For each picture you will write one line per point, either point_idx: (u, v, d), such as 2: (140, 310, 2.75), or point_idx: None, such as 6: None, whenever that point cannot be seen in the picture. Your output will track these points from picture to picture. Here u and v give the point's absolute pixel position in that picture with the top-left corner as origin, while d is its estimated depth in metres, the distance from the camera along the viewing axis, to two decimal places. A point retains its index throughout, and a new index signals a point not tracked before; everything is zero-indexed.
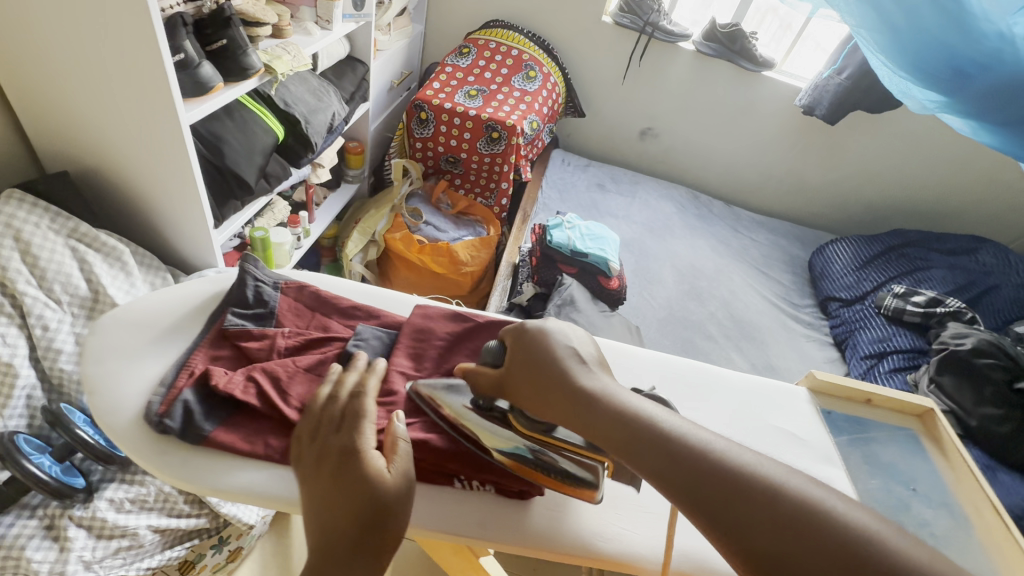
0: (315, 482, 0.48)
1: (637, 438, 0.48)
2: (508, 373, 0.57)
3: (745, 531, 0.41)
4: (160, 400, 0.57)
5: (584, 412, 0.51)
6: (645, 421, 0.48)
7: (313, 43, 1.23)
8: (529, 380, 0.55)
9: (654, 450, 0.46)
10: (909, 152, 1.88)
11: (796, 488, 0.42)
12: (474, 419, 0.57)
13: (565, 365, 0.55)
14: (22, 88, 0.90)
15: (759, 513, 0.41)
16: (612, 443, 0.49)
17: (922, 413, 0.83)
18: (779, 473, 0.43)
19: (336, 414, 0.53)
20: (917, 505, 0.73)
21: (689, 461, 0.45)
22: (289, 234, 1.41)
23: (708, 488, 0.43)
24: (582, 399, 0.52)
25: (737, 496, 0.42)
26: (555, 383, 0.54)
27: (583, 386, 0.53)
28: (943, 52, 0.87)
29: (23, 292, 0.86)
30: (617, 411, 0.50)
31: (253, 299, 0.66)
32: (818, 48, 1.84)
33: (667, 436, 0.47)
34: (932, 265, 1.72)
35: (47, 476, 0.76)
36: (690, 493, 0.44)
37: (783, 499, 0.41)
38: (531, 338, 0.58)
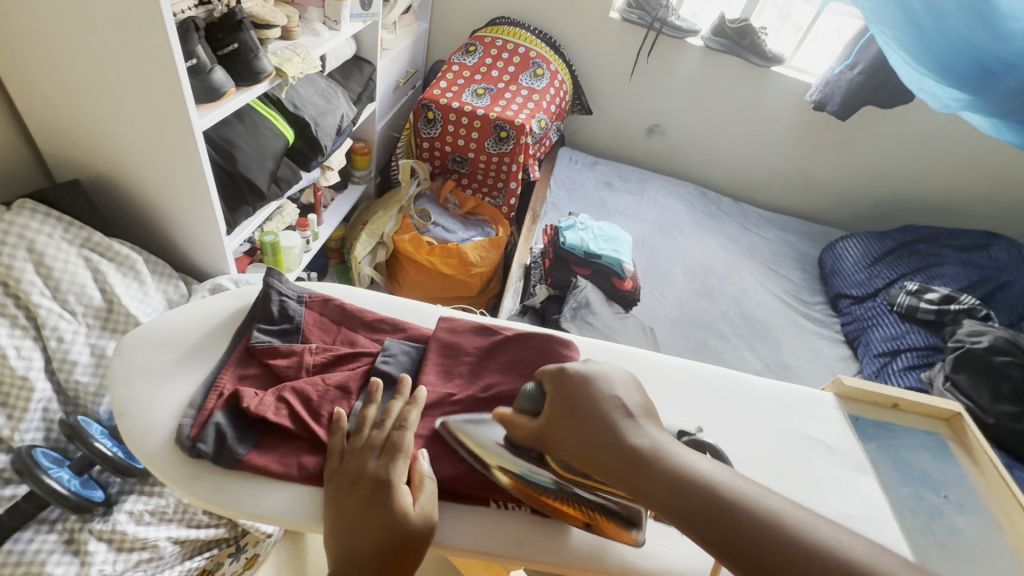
0: (344, 498, 0.49)
1: (699, 505, 0.45)
2: (548, 425, 0.53)
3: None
4: (191, 422, 0.56)
5: (635, 473, 0.48)
6: (705, 488, 0.45)
7: (321, 44, 1.21)
8: (571, 435, 0.52)
9: (718, 522, 0.44)
10: (920, 147, 1.86)
11: (871, 562, 0.41)
12: (507, 456, 0.56)
13: (612, 418, 0.51)
14: (32, 97, 0.89)
15: None
16: (669, 509, 0.46)
17: (949, 417, 0.83)
18: (846, 543, 0.42)
19: (379, 436, 0.53)
20: (950, 513, 0.73)
21: (757, 533, 0.43)
22: (298, 238, 1.40)
23: (783, 565, 0.41)
24: (635, 458, 0.48)
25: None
26: (603, 443, 0.50)
27: (634, 440, 0.49)
28: (968, 52, 0.85)
29: (37, 304, 0.85)
30: (674, 474, 0.47)
31: (279, 314, 0.65)
32: (827, 44, 1.83)
33: (731, 507, 0.44)
34: (944, 261, 1.71)
35: (66, 491, 0.75)
36: (760, 570, 0.42)
37: (856, 574, 0.40)
38: (571, 383, 0.54)
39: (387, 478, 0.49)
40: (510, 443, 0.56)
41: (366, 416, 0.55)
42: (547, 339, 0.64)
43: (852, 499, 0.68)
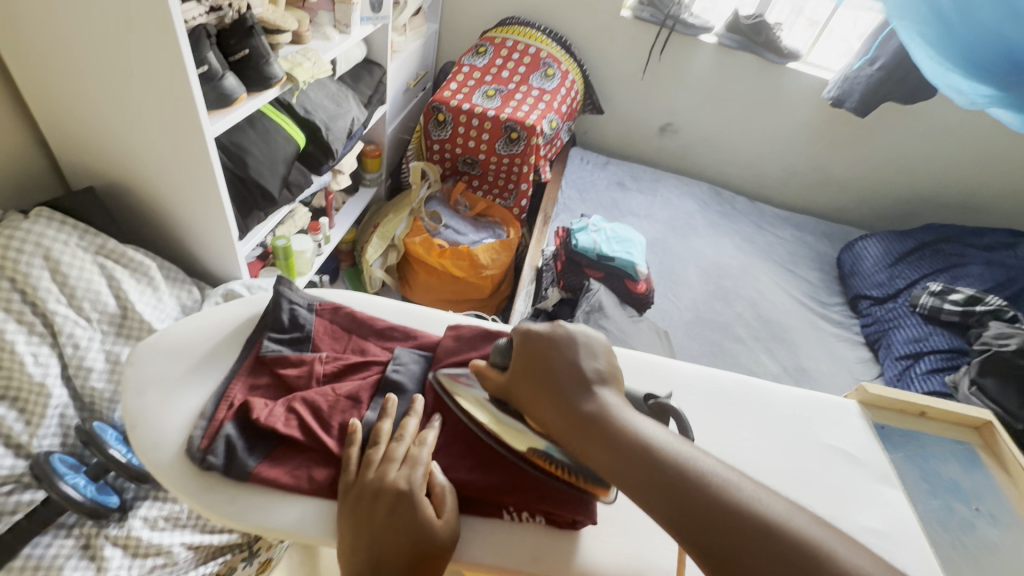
0: (365, 510, 0.48)
1: (636, 467, 0.45)
2: (512, 388, 0.55)
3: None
4: (201, 434, 0.55)
5: (583, 436, 0.49)
6: (644, 450, 0.46)
7: (332, 48, 1.20)
8: (529, 398, 0.53)
9: (652, 483, 0.44)
10: (941, 144, 1.81)
11: (799, 529, 0.39)
12: (494, 410, 0.56)
13: (567, 383, 0.52)
14: (47, 106, 0.89)
15: (755, 552, 0.39)
16: (613, 473, 0.46)
17: (980, 426, 0.80)
18: (780, 511, 0.41)
19: (398, 450, 0.52)
20: (982, 526, 0.72)
21: (692, 497, 0.42)
22: (310, 242, 1.40)
23: (707, 526, 0.41)
24: (585, 422, 0.49)
25: (740, 544, 0.39)
26: (554, 404, 0.51)
27: (586, 405, 0.50)
28: (999, 45, 0.82)
29: (54, 311, 0.85)
30: (620, 437, 0.47)
31: (289, 323, 0.64)
32: (845, 40, 1.78)
33: (667, 469, 0.44)
34: (968, 261, 1.66)
35: (82, 497, 0.75)
36: (684, 528, 0.41)
37: (782, 538, 0.39)
38: (531, 348, 0.55)
39: (409, 491, 0.49)
40: (495, 399, 0.57)
41: (382, 429, 0.54)
42: None
43: (877, 512, 0.65)
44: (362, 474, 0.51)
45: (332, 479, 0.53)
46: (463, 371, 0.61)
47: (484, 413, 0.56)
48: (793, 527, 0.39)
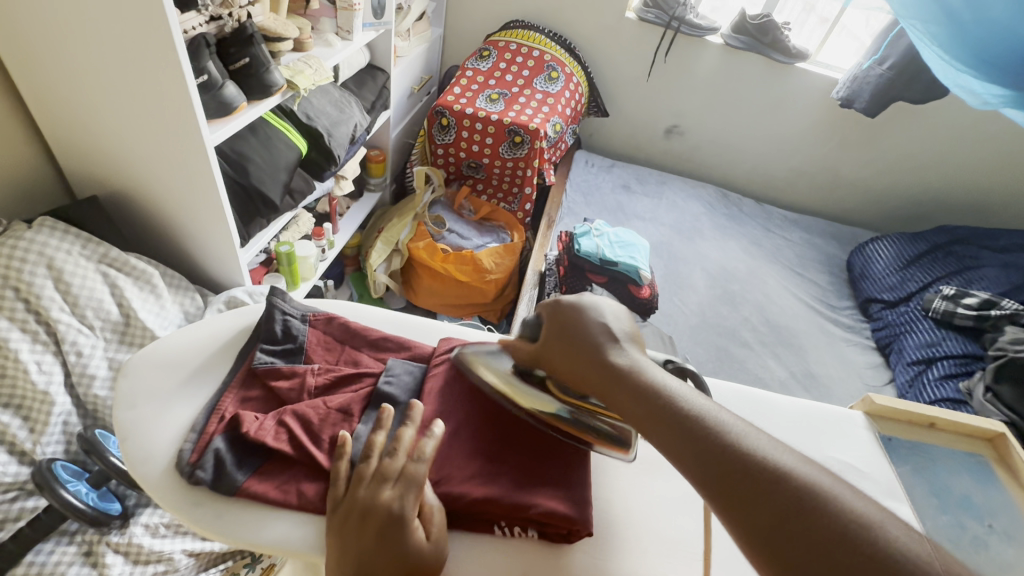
0: (355, 528, 0.47)
1: (658, 414, 0.44)
2: (543, 346, 0.55)
3: (757, 526, 0.36)
4: (191, 448, 0.55)
5: (609, 385, 0.48)
6: (668, 399, 0.44)
7: (334, 55, 1.21)
8: (560, 352, 0.53)
9: (675, 430, 0.42)
10: (954, 144, 1.77)
11: (825, 489, 0.36)
12: (517, 382, 0.57)
13: (597, 338, 0.51)
14: (51, 116, 0.91)
15: (775, 503, 0.36)
16: (633, 417, 0.46)
17: (993, 438, 0.77)
18: (810, 472, 0.38)
19: (392, 466, 0.50)
20: (996, 544, 0.68)
21: (713, 445, 0.40)
22: (314, 247, 1.40)
23: (728, 473, 0.39)
24: (610, 372, 0.49)
25: (752, 489, 0.37)
26: (584, 356, 0.51)
27: (614, 357, 0.49)
28: (1011, 44, 0.80)
29: (57, 319, 0.86)
30: (645, 389, 0.46)
31: (282, 334, 0.64)
32: (856, 37, 1.75)
33: (690, 418, 0.43)
34: (983, 263, 1.62)
35: (84, 505, 0.76)
36: (704, 472, 0.40)
37: (809, 495, 0.36)
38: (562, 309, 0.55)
39: (401, 513, 0.47)
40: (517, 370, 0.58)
41: (376, 444, 0.52)
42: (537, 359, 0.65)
43: None
44: (355, 491, 0.50)
45: (320, 494, 0.53)
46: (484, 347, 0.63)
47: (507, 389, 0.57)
48: (810, 479, 0.37)
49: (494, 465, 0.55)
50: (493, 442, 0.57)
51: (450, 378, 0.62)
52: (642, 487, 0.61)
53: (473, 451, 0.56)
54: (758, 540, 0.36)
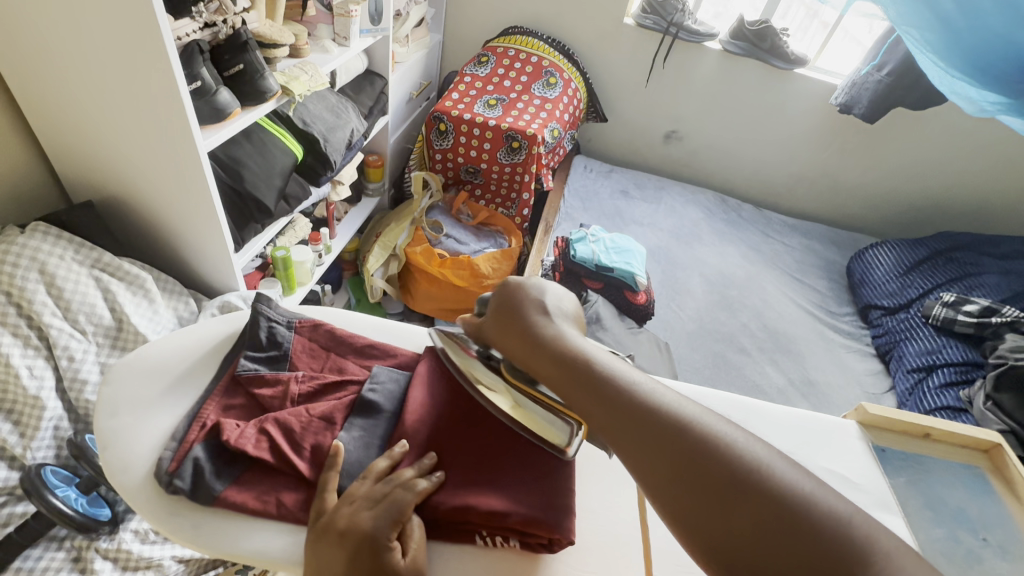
0: (327, 544, 0.47)
1: (576, 377, 0.50)
2: (485, 324, 0.60)
3: (656, 471, 0.43)
4: (170, 456, 0.55)
5: (537, 354, 0.53)
6: (584, 364, 0.51)
7: (330, 61, 1.21)
8: (499, 330, 0.58)
9: (588, 390, 0.49)
10: (956, 150, 1.76)
11: (705, 428, 0.44)
12: (477, 364, 0.61)
13: (531, 313, 0.56)
14: (47, 122, 0.91)
15: (663, 442, 0.43)
16: (556, 384, 0.51)
17: (989, 449, 0.77)
18: (695, 414, 0.45)
19: (378, 490, 0.51)
20: (990, 558, 0.68)
21: (617, 400, 0.47)
22: (310, 252, 1.40)
23: (628, 422, 0.46)
24: (539, 344, 0.54)
25: (646, 436, 0.44)
26: (517, 331, 0.56)
27: (543, 329, 0.55)
28: (1006, 50, 0.79)
29: (49, 324, 0.86)
30: (565, 355, 0.52)
31: (267, 341, 0.64)
32: (856, 43, 1.74)
33: (602, 378, 0.49)
34: (984, 270, 1.61)
35: (73, 511, 0.75)
36: (608, 422, 0.47)
37: (691, 434, 0.43)
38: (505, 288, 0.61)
39: (376, 536, 0.47)
40: (480, 351, 0.62)
41: (374, 468, 0.53)
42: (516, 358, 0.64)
43: None
44: (335, 511, 0.49)
45: (301, 503, 0.52)
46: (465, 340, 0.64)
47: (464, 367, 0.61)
48: (694, 423, 0.44)
49: (471, 471, 0.55)
50: (471, 448, 0.56)
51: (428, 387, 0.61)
52: (626, 496, 0.62)
53: (449, 456, 0.56)
54: (655, 481, 0.43)
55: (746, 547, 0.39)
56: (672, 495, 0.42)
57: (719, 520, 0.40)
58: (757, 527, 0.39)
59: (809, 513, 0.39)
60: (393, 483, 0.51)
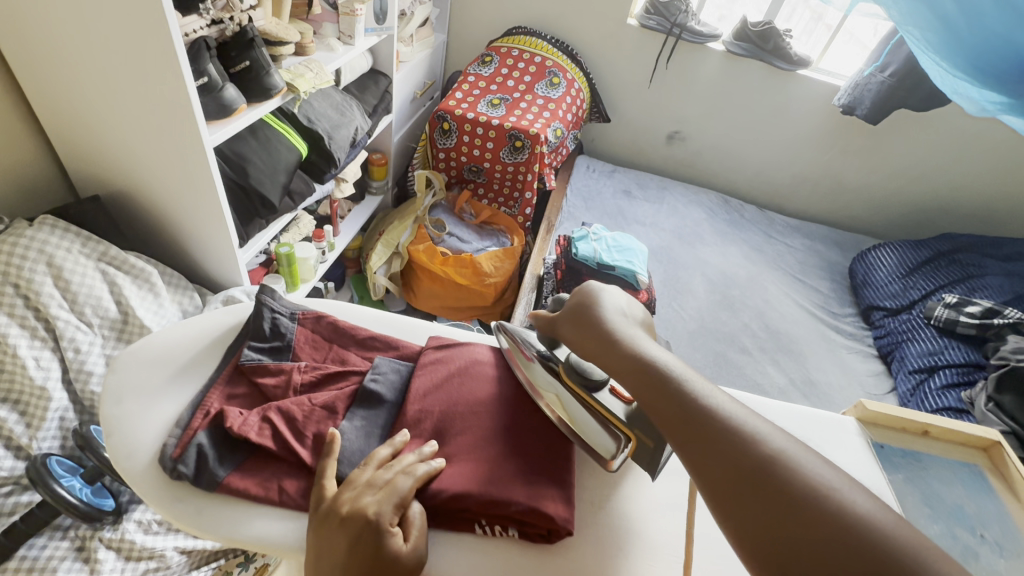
0: (328, 533, 0.47)
1: (641, 376, 0.50)
2: (559, 321, 0.62)
3: (715, 473, 0.42)
4: (175, 442, 0.56)
5: (607, 352, 0.54)
6: (651, 364, 0.50)
7: (335, 59, 1.22)
8: (574, 327, 0.59)
9: (652, 389, 0.48)
10: (959, 152, 1.76)
11: (774, 448, 0.42)
12: (535, 365, 0.63)
13: (605, 316, 0.58)
14: (56, 117, 0.93)
15: (725, 450, 0.42)
16: (622, 381, 0.52)
17: (988, 447, 0.77)
18: (763, 430, 0.43)
19: (380, 477, 0.51)
20: (987, 555, 0.67)
21: (682, 403, 0.46)
22: (314, 249, 1.41)
23: (691, 424, 0.45)
24: (609, 343, 0.54)
25: (707, 439, 0.43)
26: (591, 329, 0.57)
27: (617, 330, 0.55)
28: (1005, 50, 0.79)
29: (56, 316, 0.87)
30: (632, 356, 0.52)
31: (270, 332, 0.65)
32: (859, 44, 1.74)
33: (668, 380, 0.48)
34: (987, 272, 1.61)
35: (76, 500, 0.76)
36: (670, 420, 0.46)
37: (756, 448, 0.42)
38: (584, 291, 0.62)
39: (377, 520, 0.47)
40: (540, 354, 0.63)
41: (375, 456, 0.53)
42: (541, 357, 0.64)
43: None
44: (335, 500, 0.50)
45: (302, 490, 0.53)
46: (527, 342, 0.66)
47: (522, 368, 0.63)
48: (760, 439, 0.42)
49: (474, 458, 0.55)
50: (480, 437, 0.57)
51: (444, 376, 0.62)
52: (631, 488, 0.61)
53: (451, 444, 0.57)
54: (712, 483, 0.42)
55: (802, 566, 0.36)
56: (727, 500, 0.41)
57: (775, 535, 0.38)
58: (815, 551, 0.36)
59: (881, 546, 0.35)
60: (391, 471, 0.52)
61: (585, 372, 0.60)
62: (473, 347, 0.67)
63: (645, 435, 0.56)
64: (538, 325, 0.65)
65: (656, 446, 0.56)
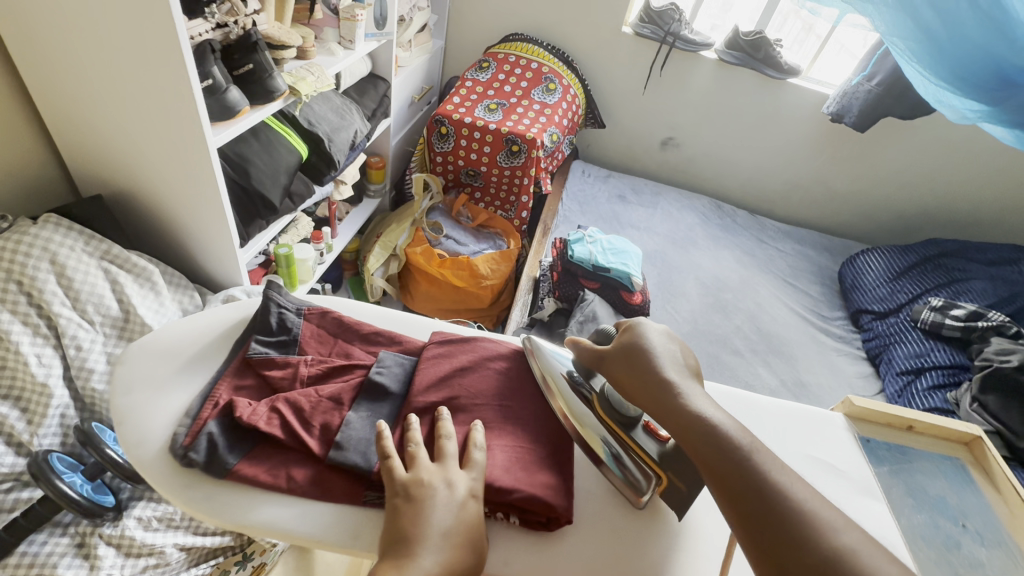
0: (427, 504, 0.49)
1: (703, 440, 0.49)
2: (609, 357, 0.61)
3: (783, 565, 0.40)
4: (185, 432, 0.58)
5: (667, 408, 0.53)
6: (714, 429, 0.49)
7: (336, 63, 1.24)
8: (626, 369, 0.58)
9: (715, 456, 0.47)
10: (943, 159, 1.80)
11: (844, 548, 0.40)
12: (567, 391, 0.63)
13: (661, 365, 0.56)
14: (62, 118, 0.94)
15: (790, 536, 0.41)
16: (683, 443, 0.50)
17: (969, 441, 0.80)
18: (833, 523, 0.42)
19: (448, 448, 0.55)
20: (969, 544, 0.70)
21: (747, 477, 0.45)
22: (312, 250, 1.43)
23: (754, 500, 0.44)
24: (666, 397, 0.53)
25: (771, 521, 0.42)
26: (646, 377, 0.56)
27: (678, 387, 0.54)
28: (986, 60, 0.82)
29: (58, 313, 0.88)
30: (692, 416, 0.51)
31: (277, 326, 0.67)
32: (847, 54, 1.79)
33: (733, 448, 0.47)
34: (972, 276, 1.65)
35: (78, 496, 0.76)
36: (732, 491, 0.45)
37: (823, 540, 0.40)
38: (638, 333, 0.61)
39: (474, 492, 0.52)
40: (572, 376, 0.64)
41: (413, 435, 0.56)
42: (562, 377, 0.64)
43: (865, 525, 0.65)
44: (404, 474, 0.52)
45: (310, 478, 0.55)
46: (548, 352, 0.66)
47: (552, 390, 0.63)
48: (829, 532, 0.41)
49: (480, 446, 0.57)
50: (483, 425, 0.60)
51: (441, 362, 0.65)
52: None
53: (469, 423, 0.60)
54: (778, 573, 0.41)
55: None
56: None
57: None
58: None
59: None
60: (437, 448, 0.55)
61: (621, 409, 0.60)
62: (476, 342, 0.68)
63: (678, 477, 0.57)
64: (577, 350, 0.64)
65: (687, 491, 0.56)
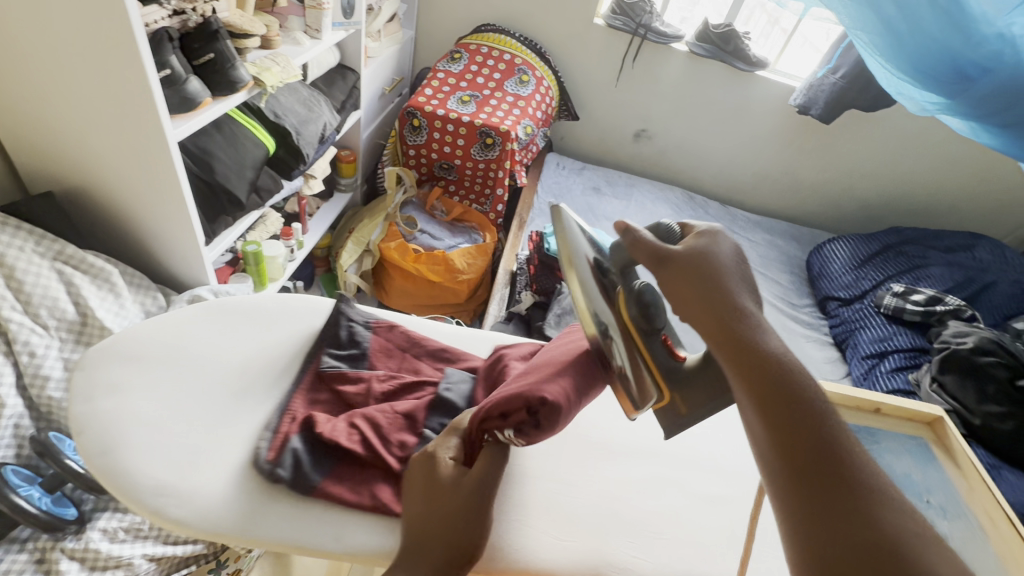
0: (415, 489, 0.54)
1: (781, 392, 0.45)
2: (676, 261, 0.53)
3: (836, 529, 0.39)
4: (268, 446, 0.60)
5: (744, 347, 0.48)
6: (797, 385, 0.46)
7: (302, 53, 1.20)
8: (693, 283, 0.52)
9: (793, 411, 0.44)
10: (902, 150, 1.88)
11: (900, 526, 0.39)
12: (591, 281, 0.57)
13: (737, 299, 0.51)
14: (4, 110, 0.88)
15: (852, 506, 0.40)
16: (753, 386, 0.46)
17: (931, 421, 0.84)
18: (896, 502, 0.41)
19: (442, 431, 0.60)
20: (934, 518, 0.73)
21: (820, 440, 0.43)
22: (282, 247, 1.38)
23: (821, 463, 0.42)
24: (740, 337, 0.48)
25: (832, 487, 0.41)
26: (719, 304, 0.51)
27: (759, 330, 0.49)
28: (942, 55, 0.85)
29: (8, 318, 0.84)
30: (771, 365, 0.46)
31: (347, 340, 0.71)
32: (812, 47, 1.83)
33: (808, 408, 0.44)
34: (930, 262, 1.72)
35: (37, 510, 0.73)
36: (801, 449, 0.42)
37: (886, 518, 0.39)
38: (713, 246, 0.55)
39: (432, 451, 0.56)
40: (598, 265, 0.59)
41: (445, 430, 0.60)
42: (587, 262, 0.58)
43: None
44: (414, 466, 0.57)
45: (394, 497, 0.58)
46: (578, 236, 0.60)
47: (576, 274, 0.57)
48: (889, 509, 0.40)
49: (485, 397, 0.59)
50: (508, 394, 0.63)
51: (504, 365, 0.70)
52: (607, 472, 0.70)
53: None
54: (827, 533, 0.39)
55: None
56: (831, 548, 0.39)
57: None
58: None
59: None
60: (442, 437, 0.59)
61: (649, 317, 0.57)
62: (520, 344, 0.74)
63: (681, 399, 0.56)
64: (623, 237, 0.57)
65: (687, 416, 0.56)
